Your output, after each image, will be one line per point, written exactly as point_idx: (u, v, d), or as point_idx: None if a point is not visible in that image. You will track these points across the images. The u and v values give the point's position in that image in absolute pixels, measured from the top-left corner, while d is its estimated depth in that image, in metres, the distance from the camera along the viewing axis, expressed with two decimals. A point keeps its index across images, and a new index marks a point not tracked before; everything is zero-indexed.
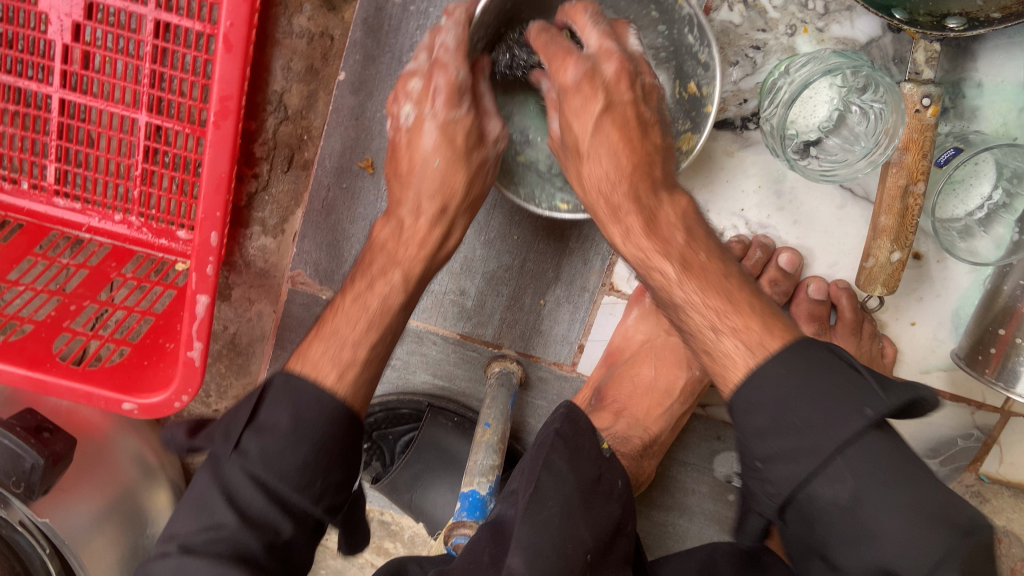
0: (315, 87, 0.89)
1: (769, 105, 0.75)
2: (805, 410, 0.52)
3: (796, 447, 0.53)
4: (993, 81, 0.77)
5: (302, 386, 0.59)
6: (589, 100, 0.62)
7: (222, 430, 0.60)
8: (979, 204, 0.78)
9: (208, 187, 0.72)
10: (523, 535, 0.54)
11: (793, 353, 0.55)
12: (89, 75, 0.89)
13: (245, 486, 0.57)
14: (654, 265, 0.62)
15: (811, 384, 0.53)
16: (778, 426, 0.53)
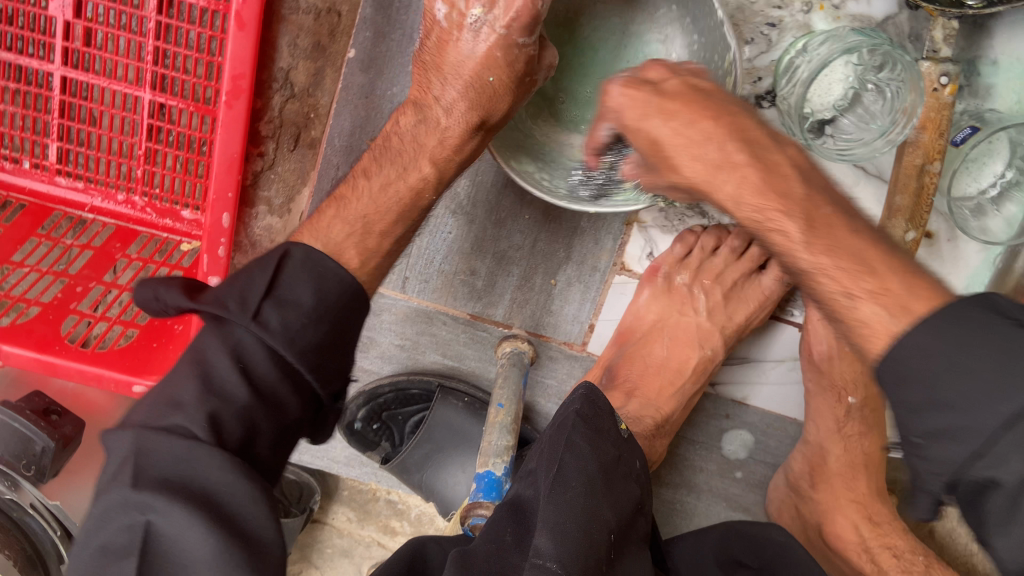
0: (322, 64, 0.88)
1: (786, 84, 0.75)
2: (968, 380, 0.43)
3: (955, 424, 0.43)
4: (1008, 59, 0.77)
5: (325, 265, 0.62)
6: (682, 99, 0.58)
7: (236, 296, 0.57)
8: (991, 181, 0.77)
9: (219, 168, 0.71)
10: (546, 516, 0.54)
11: (947, 317, 0.46)
12: (91, 52, 0.88)
13: (259, 356, 0.57)
14: (777, 228, 0.56)
15: (963, 351, 0.44)
16: (936, 400, 0.44)
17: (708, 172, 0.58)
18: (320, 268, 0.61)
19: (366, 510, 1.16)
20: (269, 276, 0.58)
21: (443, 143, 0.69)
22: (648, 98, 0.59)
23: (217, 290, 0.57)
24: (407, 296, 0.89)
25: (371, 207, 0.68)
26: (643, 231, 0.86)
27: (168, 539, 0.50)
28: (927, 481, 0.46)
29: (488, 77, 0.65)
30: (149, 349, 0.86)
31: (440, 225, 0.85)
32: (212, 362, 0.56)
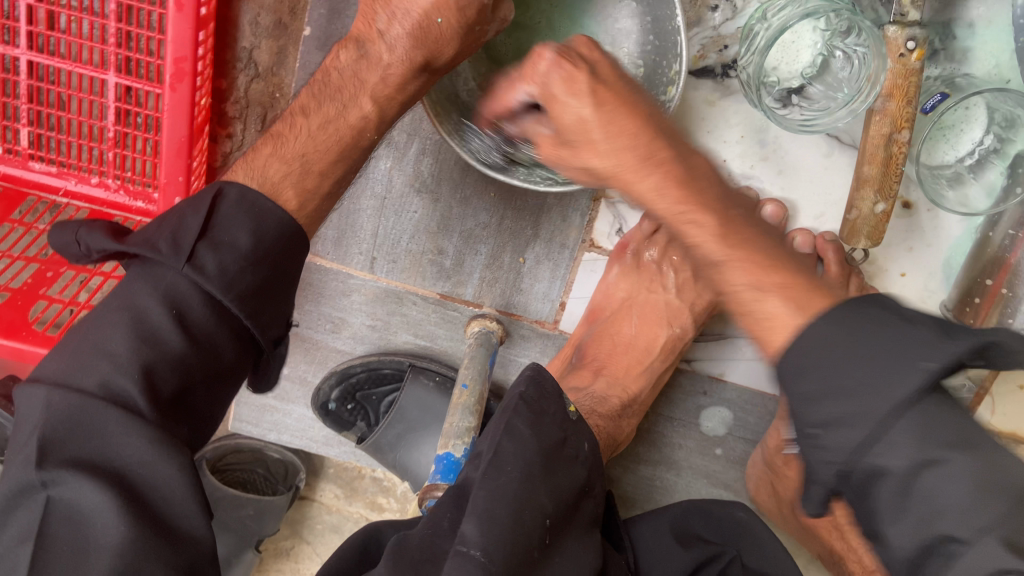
0: (284, 42, 0.87)
1: (746, 53, 0.72)
2: (855, 372, 0.46)
3: (850, 410, 0.46)
4: (984, 21, 0.73)
5: (261, 205, 0.60)
6: (577, 80, 0.54)
7: (166, 233, 0.56)
8: (969, 149, 0.75)
9: (169, 152, 0.70)
10: (478, 502, 0.52)
11: (841, 312, 0.49)
12: (55, 35, 0.87)
13: (192, 296, 0.56)
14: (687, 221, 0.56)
15: (861, 348, 0.47)
16: (829, 388, 0.47)
17: (633, 164, 0.55)
18: (258, 209, 0.60)
19: (353, 487, 1.16)
20: (203, 214, 0.57)
21: (385, 80, 0.67)
22: (580, 76, 0.54)
23: (146, 232, 0.57)
24: (376, 276, 0.89)
25: (308, 145, 0.66)
26: (612, 206, 0.84)
27: (73, 509, 0.48)
28: (817, 473, 0.49)
29: (437, 18, 0.63)
30: None
31: (405, 205, 0.85)
32: (144, 306, 0.54)
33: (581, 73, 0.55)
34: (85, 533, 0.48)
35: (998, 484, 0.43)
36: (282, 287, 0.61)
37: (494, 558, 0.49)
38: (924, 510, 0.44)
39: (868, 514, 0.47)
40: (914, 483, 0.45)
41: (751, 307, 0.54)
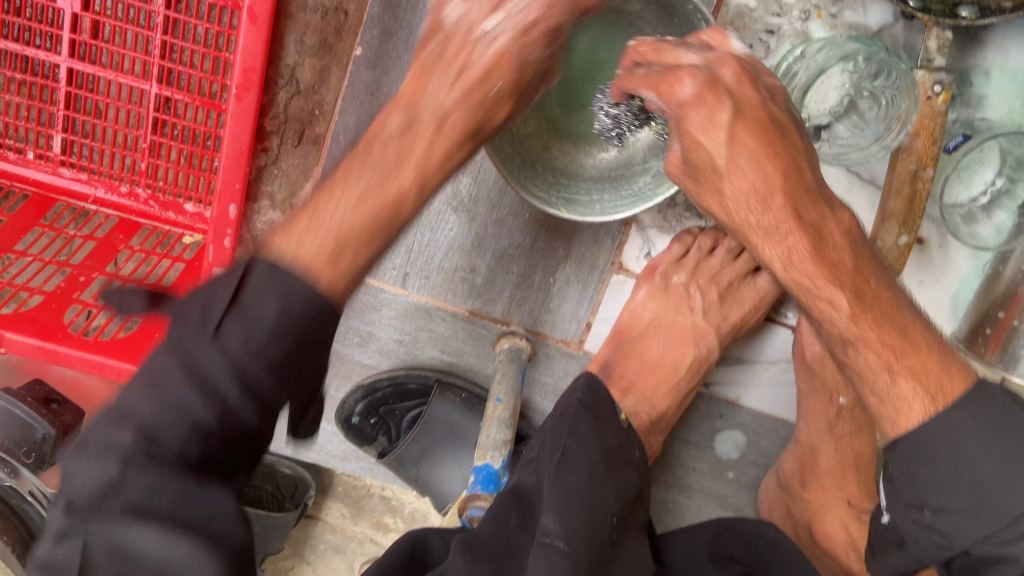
0: (327, 62, 0.89)
1: (785, 89, 0.76)
2: (986, 463, 0.56)
3: (972, 507, 0.57)
4: (1000, 70, 0.79)
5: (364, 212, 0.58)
6: (714, 112, 0.63)
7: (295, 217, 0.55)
8: (982, 189, 0.80)
9: (228, 160, 0.71)
10: (554, 498, 0.56)
11: (975, 403, 0.58)
12: (99, 45, 0.88)
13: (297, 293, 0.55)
14: (819, 294, 0.64)
15: (992, 442, 0.57)
16: (958, 478, 0.57)
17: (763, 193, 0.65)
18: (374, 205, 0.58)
19: (360, 506, 1.16)
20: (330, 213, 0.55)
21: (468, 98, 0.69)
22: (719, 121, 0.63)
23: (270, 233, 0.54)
24: (407, 291, 0.90)
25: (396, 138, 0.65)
26: (641, 231, 0.88)
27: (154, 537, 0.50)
28: (925, 549, 0.61)
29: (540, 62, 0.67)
30: (150, 339, 0.86)
31: (441, 221, 0.87)
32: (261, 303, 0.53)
33: (720, 113, 0.63)
34: (169, 552, 0.50)
35: None
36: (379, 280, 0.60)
37: (577, 550, 0.53)
38: None
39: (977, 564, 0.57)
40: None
41: (884, 385, 0.61)
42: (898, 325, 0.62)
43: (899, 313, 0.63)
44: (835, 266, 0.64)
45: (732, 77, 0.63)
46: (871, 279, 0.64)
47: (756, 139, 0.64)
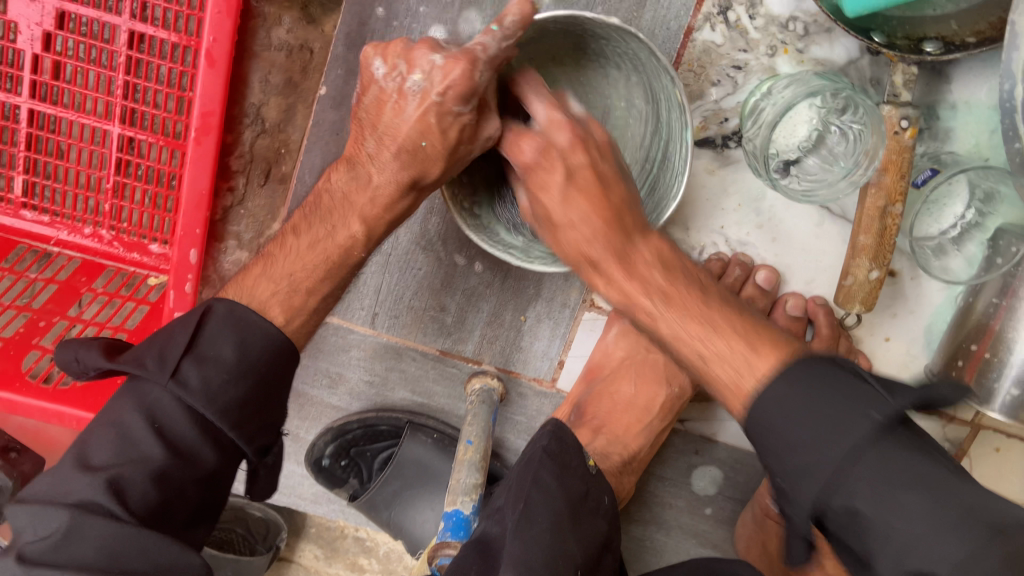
0: (293, 100, 0.89)
1: (752, 126, 0.76)
2: (827, 408, 0.53)
3: (819, 422, 0.53)
4: (967, 104, 0.79)
5: (245, 318, 0.64)
6: (549, 173, 0.63)
7: (156, 355, 0.60)
8: (952, 222, 0.80)
9: (188, 204, 0.69)
10: (515, 553, 0.55)
11: (804, 370, 0.55)
12: (60, 86, 0.87)
13: (176, 411, 0.60)
14: (636, 304, 0.64)
15: (813, 402, 0.53)
16: (806, 411, 0.53)
17: (591, 231, 0.63)
18: (244, 322, 0.63)
19: (334, 548, 1.13)
20: (190, 332, 0.61)
21: (374, 202, 0.69)
22: (556, 178, 0.63)
23: (137, 349, 0.61)
24: (376, 331, 0.89)
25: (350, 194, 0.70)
26: None
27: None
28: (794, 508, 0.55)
29: (421, 142, 0.63)
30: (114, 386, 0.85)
31: (410, 262, 0.86)
32: (129, 421, 0.59)
33: (586, 168, 0.63)
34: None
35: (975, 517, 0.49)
36: (267, 397, 0.64)
37: None
38: (879, 543, 0.51)
39: (861, 538, 0.52)
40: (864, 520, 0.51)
41: (704, 370, 0.61)
42: (706, 316, 0.61)
43: (709, 296, 0.63)
44: (643, 279, 0.64)
45: (567, 139, 0.62)
46: (679, 279, 0.64)
47: (596, 195, 0.63)
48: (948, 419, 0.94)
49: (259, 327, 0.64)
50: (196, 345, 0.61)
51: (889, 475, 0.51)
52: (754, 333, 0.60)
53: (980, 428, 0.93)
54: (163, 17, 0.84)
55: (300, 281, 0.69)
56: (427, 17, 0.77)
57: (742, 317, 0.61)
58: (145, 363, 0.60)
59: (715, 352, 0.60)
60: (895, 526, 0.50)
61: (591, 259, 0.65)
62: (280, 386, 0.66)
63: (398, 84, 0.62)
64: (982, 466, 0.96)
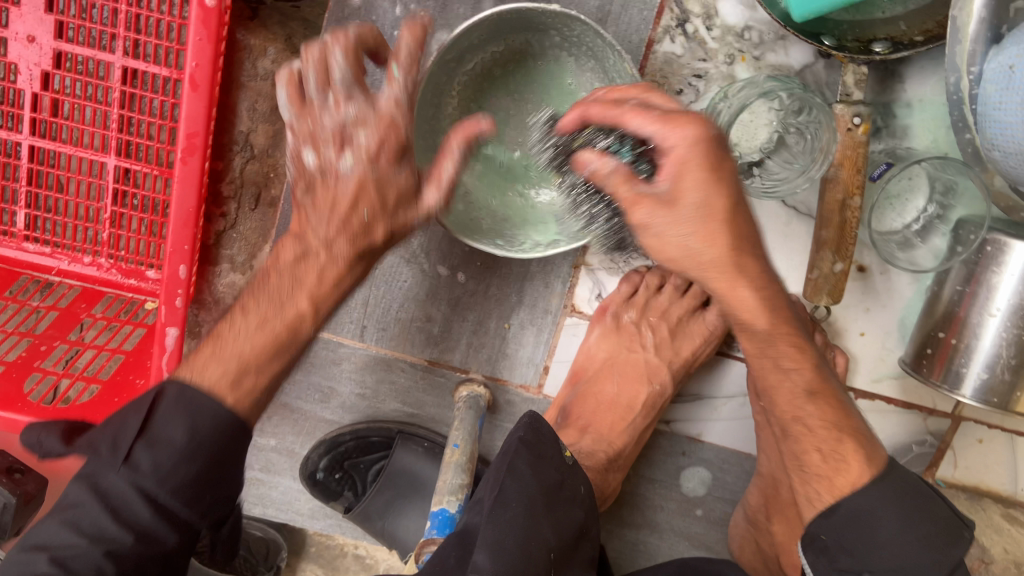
0: (280, 126, 0.93)
1: None
2: (893, 530, 0.66)
3: (859, 534, 0.67)
4: (920, 101, 0.83)
5: (196, 397, 0.62)
6: (665, 206, 0.58)
7: (109, 442, 0.61)
8: (915, 216, 0.83)
9: (176, 222, 0.73)
10: (488, 535, 0.60)
11: (896, 491, 0.67)
12: (58, 122, 0.91)
13: (132, 497, 0.59)
14: (787, 373, 0.67)
15: (908, 523, 0.66)
16: (856, 521, 0.67)
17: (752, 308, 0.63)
18: (194, 403, 0.62)
19: (334, 566, 1.14)
20: (142, 415, 0.61)
21: (322, 279, 0.68)
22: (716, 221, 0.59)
23: (100, 431, 0.62)
24: (365, 344, 0.92)
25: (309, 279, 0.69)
26: (591, 273, 0.90)
27: None
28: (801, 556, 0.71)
29: (361, 210, 0.66)
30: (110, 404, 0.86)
31: (396, 274, 0.89)
32: (100, 491, 0.59)
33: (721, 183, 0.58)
34: None
35: (928, 541, 0.66)
36: (228, 471, 0.63)
37: None
38: (865, 541, 0.66)
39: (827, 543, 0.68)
40: (853, 516, 0.67)
41: (784, 435, 0.70)
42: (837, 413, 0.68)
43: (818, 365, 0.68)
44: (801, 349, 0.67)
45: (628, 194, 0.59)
46: (785, 340, 0.66)
47: (726, 211, 0.59)
48: (928, 412, 0.94)
49: (209, 405, 0.62)
50: (147, 428, 0.61)
51: (899, 549, 0.65)
52: (833, 461, 0.68)
53: (961, 419, 0.94)
54: (153, 51, 0.88)
55: (249, 361, 0.65)
56: (401, 40, 0.82)
57: (829, 398, 0.68)
58: (98, 450, 0.61)
59: (798, 415, 0.68)
60: (886, 547, 0.66)
61: (719, 262, 0.61)
62: (237, 464, 0.64)
63: (328, 166, 0.66)
64: (968, 457, 0.95)
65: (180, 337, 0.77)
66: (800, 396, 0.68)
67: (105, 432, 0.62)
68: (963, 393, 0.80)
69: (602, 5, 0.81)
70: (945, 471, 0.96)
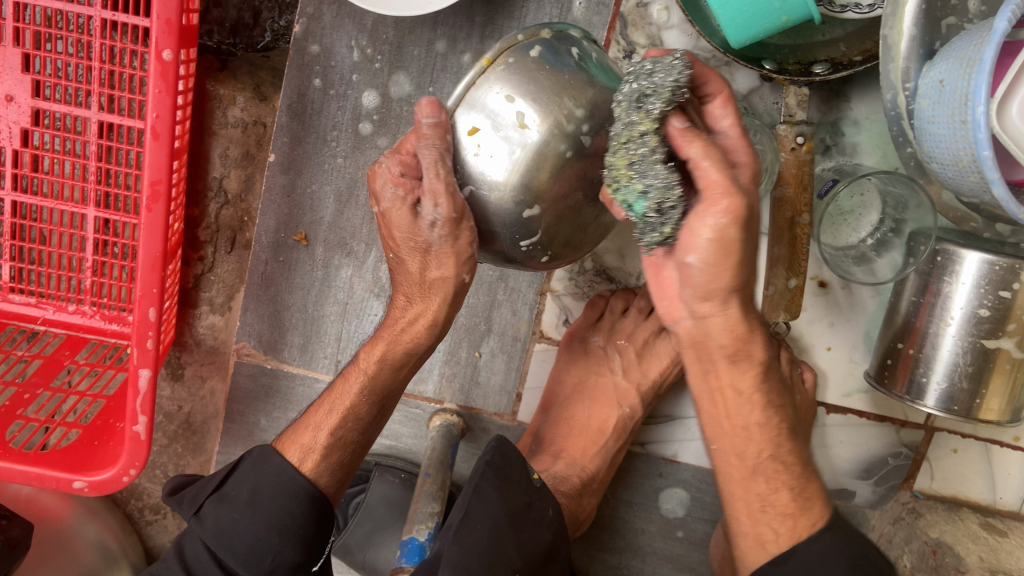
0: (251, 171, 0.97)
1: None
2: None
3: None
4: (868, 118, 0.85)
5: (265, 467, 0.71)
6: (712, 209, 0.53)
7: (191, 495, 0.72)
8: (870, 231, 0.85)
9: (143, 267, 0.76)
10: (453, 558, 0.61)
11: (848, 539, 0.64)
12: (38, 176, 0.94)
13: (203, 553, 0.70)
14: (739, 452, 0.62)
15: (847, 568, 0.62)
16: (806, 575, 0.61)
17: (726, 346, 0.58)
18: (262, 468, 0.71)
19: None
20: (222, 473, 0.72)
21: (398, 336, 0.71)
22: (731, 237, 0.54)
23: (183, 491, 0.73)
24: None
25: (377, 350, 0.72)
26: (557, 299, 0.93)
27: None
28: None
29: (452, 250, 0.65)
30: (90, 447, 0.89)
31: (365, 308, 0.90)
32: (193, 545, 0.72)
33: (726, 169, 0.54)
34: None
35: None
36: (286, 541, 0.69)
37: None
38: None
39: None
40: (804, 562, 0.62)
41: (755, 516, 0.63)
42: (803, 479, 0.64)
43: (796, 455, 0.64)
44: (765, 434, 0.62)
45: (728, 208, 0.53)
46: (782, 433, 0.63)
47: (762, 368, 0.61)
48: (901, 425, 0.95)
49: (275, 470, 0.71)
50: (222, 486, 0.71)
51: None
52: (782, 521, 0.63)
53: (934, 430, 0.95)
54: (125, 104, 0.90)
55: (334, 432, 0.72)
56: (360, 83, 0.85)
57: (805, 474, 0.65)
58: (185, 502, 0.73)
59: (760, 497, 0.63)
60: None
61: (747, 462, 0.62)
62: (307, 533, 0.70)
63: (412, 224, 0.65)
64: (944, 467, 0.96)
65: (153, 377, 0.79)
66: (780, 436, 0.63)
67: (191, 491, 0.73)
68: (926, 404, 0.81)
69: None
70: (922, 482, 0.97)
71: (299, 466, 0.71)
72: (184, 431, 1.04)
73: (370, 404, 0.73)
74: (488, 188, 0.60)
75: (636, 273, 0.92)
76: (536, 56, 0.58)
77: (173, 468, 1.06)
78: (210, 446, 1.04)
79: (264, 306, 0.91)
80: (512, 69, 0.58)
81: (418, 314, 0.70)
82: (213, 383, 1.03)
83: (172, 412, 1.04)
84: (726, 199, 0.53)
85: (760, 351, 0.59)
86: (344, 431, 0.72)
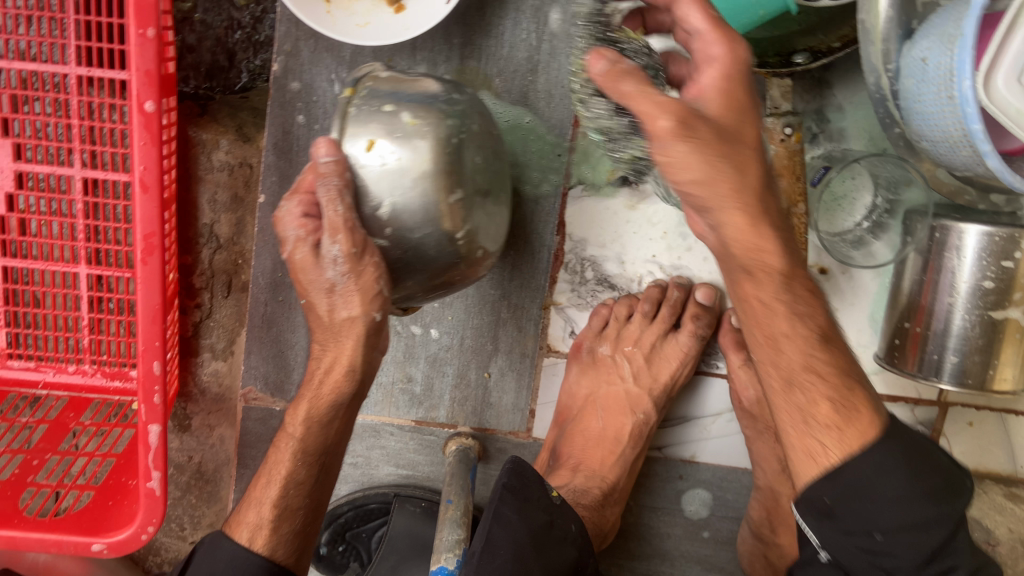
0: (241, 214, 0.95)
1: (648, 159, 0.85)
2: (887, 493, 0.57)
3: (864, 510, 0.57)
4: (852, 104, 0.85)
5: (220, 547, 0.66)
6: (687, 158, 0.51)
7: None
8: (864, 214, 0.84)
9: (144, 321, 0.75)
10: None
11: (881, 450, 0.57)
12: (27, 239, 0.93)
13: None
14: (777, 344, 0.60)
15: (903, 484, 0.57)
16: (853, 496, 0.57)
17: None
18: (215, 552, 0.66)
19: None
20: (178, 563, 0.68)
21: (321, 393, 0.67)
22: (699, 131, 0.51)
23: None
24: None
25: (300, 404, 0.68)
26: (561, 312, 0.93)
27: None
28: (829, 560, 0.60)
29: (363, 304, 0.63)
30: (104, 507, 0.88)
31: None
32: None
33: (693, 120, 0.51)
34: None
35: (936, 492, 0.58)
36: None
37: None
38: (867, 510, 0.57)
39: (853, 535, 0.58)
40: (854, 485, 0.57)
41: (802, 430, 0.60)
42: (843, 393, 0.59)
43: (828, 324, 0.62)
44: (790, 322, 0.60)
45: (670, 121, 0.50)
46: (801, 283, 0.60)
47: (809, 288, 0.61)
48: (915, 403, 0.95)
49: (230, 553, 0.65)
50: None
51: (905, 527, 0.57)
52: (843, 425, 0.59)
53: (948, 406, 0.95)
54: (109, 158, 0.89)
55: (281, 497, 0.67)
56: None
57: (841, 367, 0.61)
58: None
59: (801, 408, 0.60)
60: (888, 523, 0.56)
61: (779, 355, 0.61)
62: None
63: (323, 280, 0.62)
64: (962, 442, 0.96)
65: (163, 431, 0.78)
66: (814, 340, 0.60)
67: None
68: (943, 381, 0.80)
69: (530, 55, 0.84)
70: None
71: (250, 543, 0.66)
72: (197, 481, 1.03)
73: (307, 466, 0.68)
74: (394, 204, 0.60)
75: (637, 278, 0.92)
76: (387, 80, 0.63)
77: (188, 519, 1.04)
78: (224, 493, 1.03)
79: (266, 347, 0.91)
80: (373, 93, 0.61)
81: (334, 360, 0.66)
82: (222, 430, 1.01)
83: (183, 463, 1.02)
84: (665, 113, 0.50)
85: (775, 258, 0.57)
86: (289, 499, 0.67)
